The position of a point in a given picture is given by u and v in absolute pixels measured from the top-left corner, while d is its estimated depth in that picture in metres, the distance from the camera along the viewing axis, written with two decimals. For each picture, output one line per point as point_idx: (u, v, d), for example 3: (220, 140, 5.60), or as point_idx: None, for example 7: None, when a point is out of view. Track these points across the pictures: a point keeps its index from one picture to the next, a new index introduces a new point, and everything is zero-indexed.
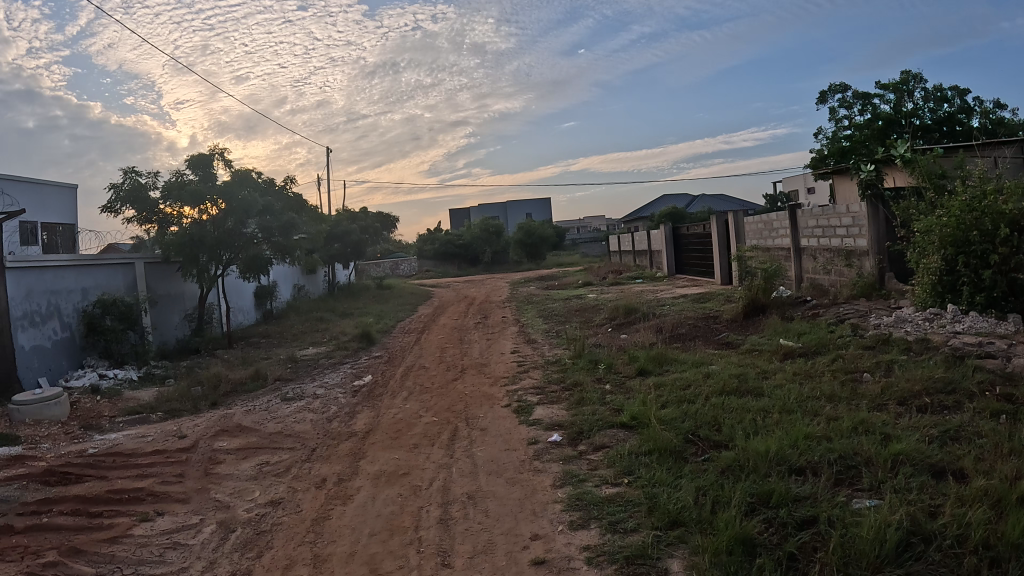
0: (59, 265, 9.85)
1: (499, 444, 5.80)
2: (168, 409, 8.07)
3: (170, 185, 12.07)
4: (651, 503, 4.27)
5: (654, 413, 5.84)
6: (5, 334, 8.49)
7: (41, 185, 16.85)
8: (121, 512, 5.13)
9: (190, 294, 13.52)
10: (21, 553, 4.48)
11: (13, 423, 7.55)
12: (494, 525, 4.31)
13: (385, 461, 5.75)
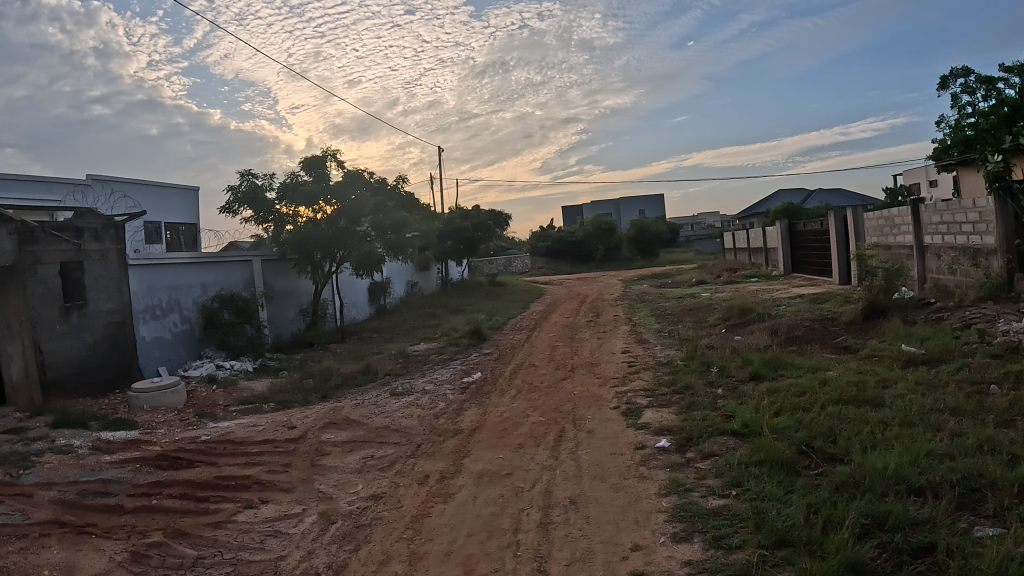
0: (180, 262, 10.44)
1: (605, 447, 5.66)
2: (279, 400, 8.40)
3: (285, 186, 12.62)
4: (757, 519, 4.02)
5: (767, 420, 5.53)
6: (128, 326, 9.09)
7: (165, 188, 18.04)
8: (227, 498, 5.33)
9: (303, 289, 14.08)
10: (129, 532, 4.70)
11: (135, 409, 8.04)
12: (593, 533, 4.17)
13: (489, 460, 5.72)
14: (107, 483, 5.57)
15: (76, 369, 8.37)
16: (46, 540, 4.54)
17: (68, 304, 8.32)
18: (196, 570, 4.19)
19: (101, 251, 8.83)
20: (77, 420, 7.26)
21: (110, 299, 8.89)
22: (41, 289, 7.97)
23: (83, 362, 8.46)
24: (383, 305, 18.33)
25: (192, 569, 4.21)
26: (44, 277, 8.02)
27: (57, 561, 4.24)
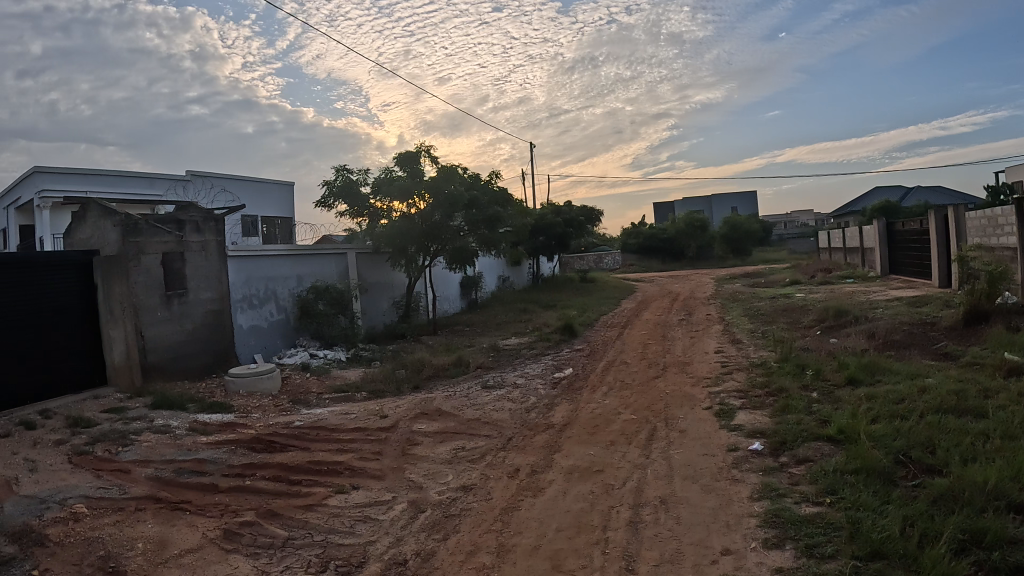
0: (276, 254, 10.97)
1: (696, 448, 5.63)
2: (372, 389, 8.69)
3: (379, 181, 13.01)
4: (852, 529, 3.92)
5: (864, 427, 5.36)
6: (225, 315, 9.59)
7: (263, 184, 18.93)
8: (319, 482, 5.57)
9: (398, 283, 14.63)
10: (222, 510, 4.95)
11: (232, 393, 8.49)
12: (684, 534, 4.16)
13: (579, 456, 5.77)
14: (204, 463, 5.89)
15: (176, 354, 8.89)
16: (146, 513, 4.82)
17: (170, 293, 8.85)
18: (287, 550, 4.36)
19: (201, 243, 9.33)
20: (176, 403, 7.70)
21: (210, 289, 9.40)
22: (144, 278, 8.49)
23: (182, 347, 8.97)
24: (476, 299, 18.85)
25: (284, 548, 4.39)
26: (147, 266, 8.54)
27: (153, 533, 4.48)
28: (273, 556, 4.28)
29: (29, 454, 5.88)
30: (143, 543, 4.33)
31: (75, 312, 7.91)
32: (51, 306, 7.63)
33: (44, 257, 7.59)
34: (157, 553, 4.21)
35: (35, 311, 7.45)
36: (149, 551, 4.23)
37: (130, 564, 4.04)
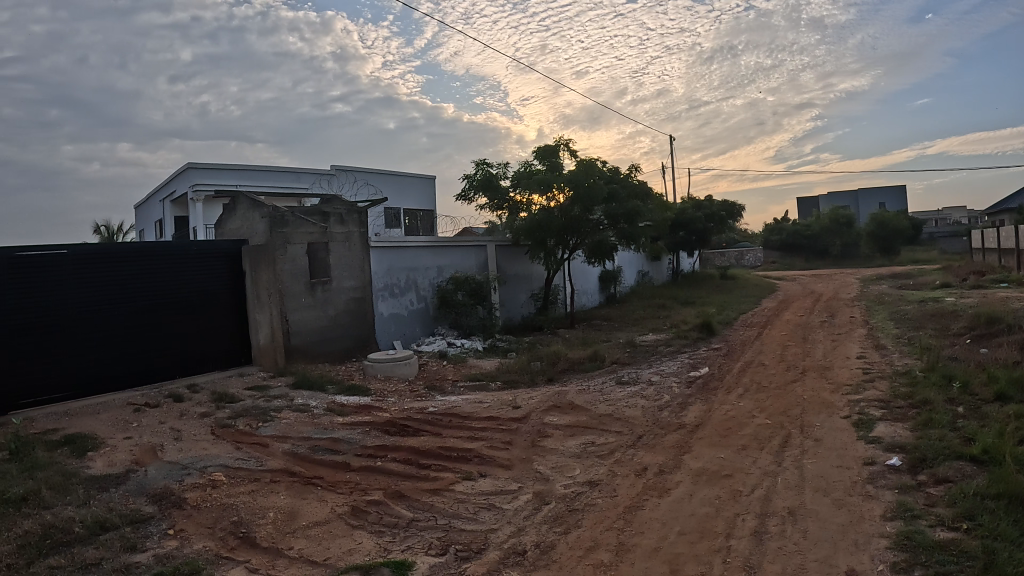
0: (418, 245, 11.38)
1: (833, 459, 5.24)
2: (506, 379, 8.81)
3: (519, 174, 13.28)
4: (987, 560, 3.55)
5: (1012, 449, 4.86)
6: (366, 302, 10.08)
7: (405, 178, 19.84)
8: (446, 467, 5.52)
9: (539, 276, 15.03)
10: (351, 488, 4.93)
11: (370, 377, 8.89)
12: (808, 549, 3.86)
13: (711, 458, 5.49)
14: (337, 442, 6.08)
15: (318, 338, 9.38)
16: (276, 486, 4.89)
17: (314, 281, 9.35)
18: (409, 531, 4.20)
19: (345, 233, 9.81)
20: (316, 383, 8.16)
21: (352, 277, 9.89)
22: (290, 267, 9.03)
23: (324, 332, 9.47)
24: (615, 294, 19.02)
25: (407, 528, 4.25)
26: (293, 255, 9.08)
27: (280, 505, 4.46)
28: (395, 535, 4.12)
29: (175, 424, 6.39)
30: (272, 512, 4.32)
31: (221, 297, 8.64)
32: (200, 289, 8.39)
33: (195, 245, 8.36)
34: (285, 523, 4.16)
35: (186, 294, 8.22)
36: (277, 520, 4.18)
37: (259, 532, 3.99)
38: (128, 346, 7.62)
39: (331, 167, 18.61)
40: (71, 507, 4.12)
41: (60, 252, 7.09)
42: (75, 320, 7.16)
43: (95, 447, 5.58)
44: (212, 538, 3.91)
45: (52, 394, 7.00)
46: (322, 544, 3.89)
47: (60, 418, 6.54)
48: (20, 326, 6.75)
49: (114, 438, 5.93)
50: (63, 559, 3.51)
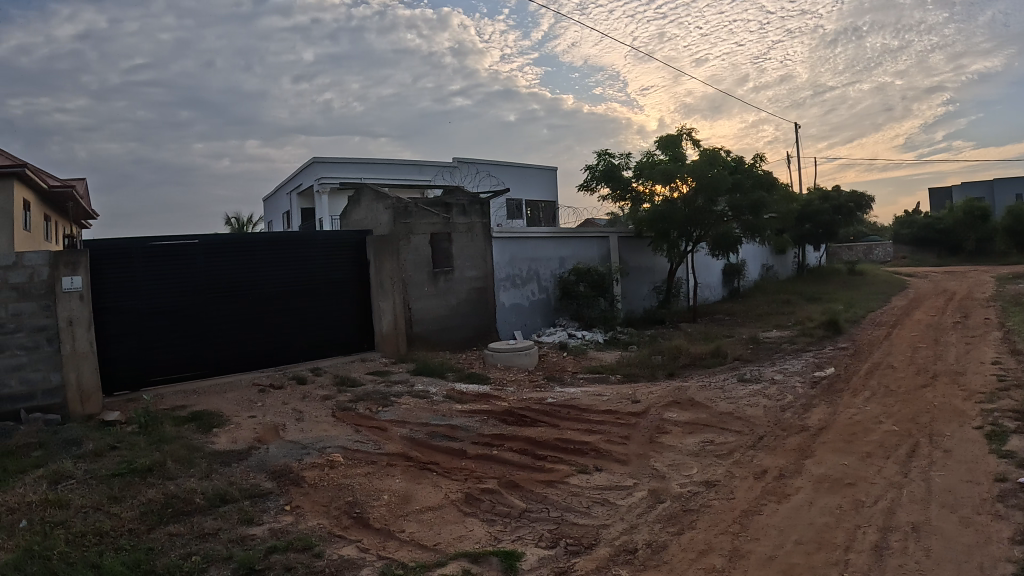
0: (540, 236, 11.44)
1: (960, 472, 4.71)
2: (626, 372, 8.40)
3: (642, 165, 13.15)
4: None
5: None
6: (488, 292, 10.30)
7: (528, 169, 20.38)
8: (563, 460, 5.04)
9: (661, 268, 14.67)
10: (466, 475, 4.64)
11: (491, 366, 8.84)
12: (933, 571, 3.32)
13: (832, 465, 4.88)
14: (455, 430, 5.73)
15: (439, 327, 9.65)
16: (393, 469, 4.73)
17: (437, 271, 9.62)
18: (521, 522, 3.86)
19: (468, 225, 10.04)
20: (436, 369, 8.20)
21: (474, 267, 10.12)
22: (413, 256, 9.33)
23: (445, 321, 9.72)
24: (738, 288, 18.33)
25: (519, 519, 3.90)
26: (416, 246, 9.37)
27: (397, 488, 4.29)
28: (506, 525, 3.80)
29: (297, 406, 6.62)
30: (386, 495, 4.15)
31: (347, 285, 8.92)
32: (326, 278, 8.72)
33: (321, 234, 8.68)
34: (399, 505, 3.98)
35: (312, 281, 8.59)
36: (390, 503, 4.01)
37: (372, 513, 3.82)
38: (254, 330, 8.10)
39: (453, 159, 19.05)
40: (194, 480, 4.32)
41: (191, 242, 7.64)
42: (204, 304, 7.72)
43: (219, 425, 5.91)
44: (327, 517, 3.81)
45: (187, 372, 7.64)
46: (434, 529, 3.66)
47: (190, 396, 7.07)
48: (153, 310, 7.39)
49: (239, 416, 6.29)
50: (183, 528, 3.57)
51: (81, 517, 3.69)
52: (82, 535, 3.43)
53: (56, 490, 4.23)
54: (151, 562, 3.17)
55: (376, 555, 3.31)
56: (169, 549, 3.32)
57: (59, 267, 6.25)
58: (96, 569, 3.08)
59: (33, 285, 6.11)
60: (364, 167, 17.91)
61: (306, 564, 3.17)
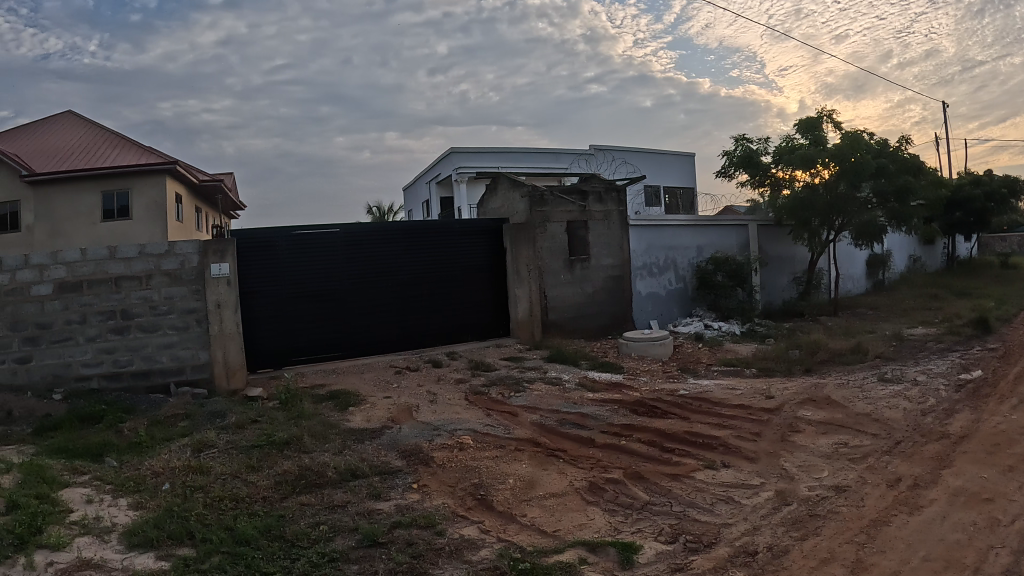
0: (677, 224, 10.95)
1: None
2: (762, 366, 7.84)
3: (780, 149, 12.51)
4: None
5: None
6: (625, 281, 9.97)
7: (664, 155, 20.04)
8: (690, 454, 4.66)
9: (803, 259, 13.77)
10: (593, 464, 4.43)
11: (624, 356, 8.56)
12: None
13: (972, 478, 4.33)
14: (585, 418, 5.60)
15: (574, 315, 9.49)
16: (520, 454, 4.66)
17: (573, 259, 9.48)
18: (642, 514, 3.60)
19: (603, 212, 9.76)
20: (569, 358, 8.08)
21: (610, 255, 9.82)
22: (548, 244, 9.24)
23: (581, 309, 9.55)
24: (882, 280, 17.26)
25: (641, 511, 3.64)
26: (552, 233, 9.27)
27: (522, 473, 4.22)
28: (626, 516, 3.56)
29: (432, 388, 6.87)
30: (511, 479, 4.10)
31: (482, 272, 9.11)
32: (462, 265, 8.97)
33: (458, 224, 8.95)
34: (523, 490, 3.91)
35: (448, 269, 8.86)
36: (516, 487, 3.96)
37: (497, 496, 3.80)
38: (391, 314, 8.47)
39: (590, 146, 19.07)
40: (328, 454, 4.61)
41: (333, 232, 8.10)
42: (345, 290, 8.16)
43: (355, 404, 6.26)
44: (452, 497, 3.84)
45: (328, 353, 8.11)
46: (554, 515, 3.55)
47: (329, 374, 7.51)
48: (298, 295, 7.90)
49: (374, 396, 6.60)
50: (314, 499, 3.78)
51: (219, 482, 4.02)
52: (220, 499, 3.72)
53: (200, 456, 4.63)
54: (281, 527, 3.35)
55: (495, 537, 3.25)
56: (298, 517, 3.51)
57: (208, 255, 6.78)
58: (231, 530, 3.31)
59: (184, 271, 6.70)
60: (499, 156, 18.26)
61: (427, 540, 3.18)
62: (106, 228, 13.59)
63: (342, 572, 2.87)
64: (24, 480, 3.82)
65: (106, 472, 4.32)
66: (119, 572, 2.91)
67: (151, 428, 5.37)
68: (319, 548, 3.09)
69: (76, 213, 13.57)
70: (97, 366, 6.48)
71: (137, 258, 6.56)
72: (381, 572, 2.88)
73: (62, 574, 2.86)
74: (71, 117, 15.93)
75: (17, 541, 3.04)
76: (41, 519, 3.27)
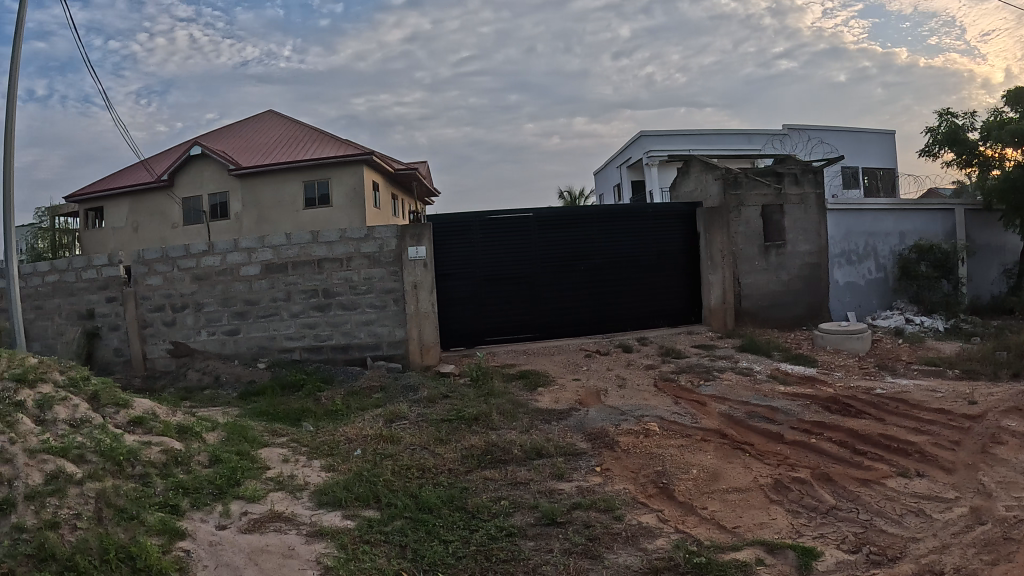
0: (879, 208, 10.10)
1: None
2: (966, 368, 7.02)
3: (990, 125, 11.19)
4: None
5: None
6: (822, 268, 9.25)
7: (862, 133, 18.67)
8: (883, 459, 4.31)
9: (1014, 247, 12.14)
10: (780, 461, 4.22)
11: (817, 348, 8.10)
12: None
13: None
14: (775, 412, 5.36)
15: (770, 303, 9.00)
16: (705, 445, 4.54)
17: (768, 244, 8.99)
18: (827, 519, 3.38)
19: (800, 195, 9.16)
20: (762, 347, 7.71)
21: (807, 241, 9.19)
22: (744, 229, 8.87)
23: (777, 297, 9.03)
24: None
25: (826, 515, 3.43)
26: (747, 218, 8.88)
27: (707, 464, 4.13)
28: (810, 519, 3.37)
29: (621, 371, 6.91)
30: (695, 469, 4.02)
31: (675, 257, 8.92)
32: (655, 250, 8.82)
33: (651, 208, 8.81)
34: (706, 482, 3.82)
35: (641, 254, 8.76)
36: (699, 478, 3.88)
37: (678, 485, 3.74)
38: (582, 298, 8.55)
39: (783, 126, 18.27)
40: (514, 432, 4.77)
41: (526, 215, 8.32)
42: (537, 273, 8.36)
43: (545, 384, 6.44)
44: (634, 483, 3.83)
45: (520, 334, 8.38)
46: (736, 511, 3.44)
47: (519, 355, 7.77)
48: (491, 276, 8.21)
49: (565, 377, 6.78)
50: (497, 474, 3.92)
51: (408, 452, 4.29)
52: (407, 468, 3.97)
53: (392, 426, 4.97)
54: (463, 499, 3.51)
55: (673, 528, 3.20)
56: (480, 490, 3.67)
57: (405, 239, 7.12)
58: (415, 497, 3.52)
59: (383, 254, 7.12)
60: (690, 139, 18.09)
61: (605, 524, 3.20)
62: (307, 215, 14.83)
63: (517, 546, 2.96)
64: (229, 438, 4.30)
65: (302, 435, 4.75)
66: (306, 526, 3.19)
67: (347, 398, 5.84)
68: (498, 522, 3.20)
69: (279, 203, 14.91)
70: (299, 339, 7.15)
71: (338, 241, 7.10)
72: (556, 550, 2.93)
73: (258, 523, 3.18)
74: (272, 116, 17.55)
75: (218, 491, 3.44)
76: (240, 473, 3.68)
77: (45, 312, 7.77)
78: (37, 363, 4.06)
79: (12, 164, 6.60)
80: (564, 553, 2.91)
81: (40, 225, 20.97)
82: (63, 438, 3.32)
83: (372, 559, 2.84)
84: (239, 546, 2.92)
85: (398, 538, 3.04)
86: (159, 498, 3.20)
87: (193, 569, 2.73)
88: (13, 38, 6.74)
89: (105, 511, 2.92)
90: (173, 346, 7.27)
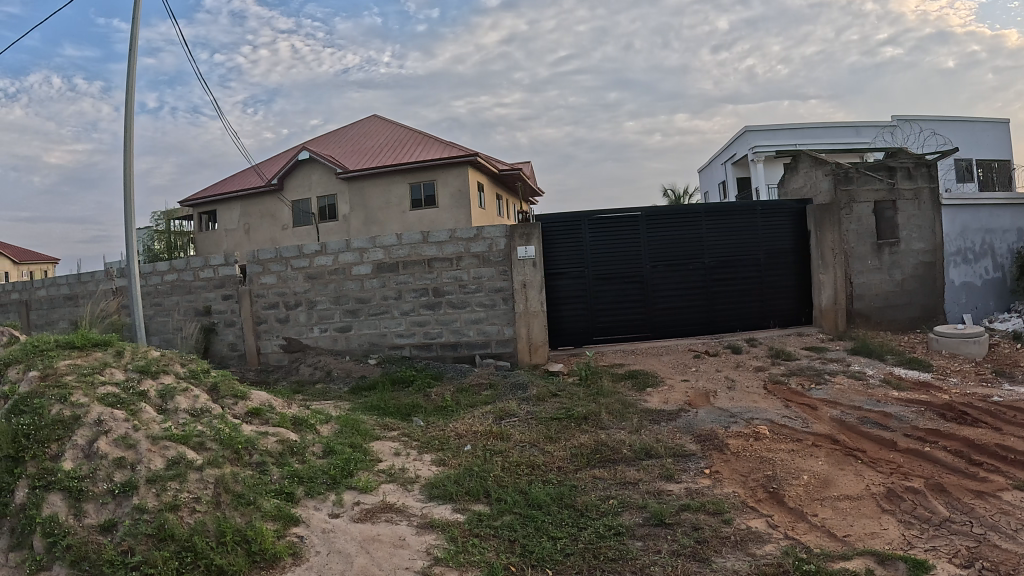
0: (995, 203, 9.52)
1: None
2: None
3: None
4: None
5: None
6: (939, 267, 8.78)
7: (976, 124, 17.63)
8: (1001, 470, 4.05)
9: None
10: (893, 469, 4.05)
11: (932, 352, 7.71)
12: None
13: None
14: (889, 418, 5.16)
15: (884, 304, 8.61)
16: (817, 450, 4.41)
17: (881, 242, 8.60)
18: (939, 531, 3.23)
19: (914, 190, 8.71)
20: (874, 351, 7.41)
21: (923, 240, 8.75)
22: (856, 226, 8.52)
23: (892, 297, 8.63)
24: None
25: (939, 527, 3.26)
26: (859, 214, 8.54)
27: (817, 470, 4.01)
28: (923, 530, 3.23)
29: (730, 373, 6.77)
30: (805, 475, 3.92)
31: (788, 255, 8.64)
32: (766, 248, 8.58)
33: (761, 206, 8.58)
34: (816, 489, 3.71)
35: (751, 253, 8.54)
36: (808, 484, 3.77)
37: (789, 491, 3.65)
38: (693, 299, 8.43)
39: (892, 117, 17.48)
40: (624, 431, 4.77)
41: (635, 214, 8.33)
42: (647, 272, 8.31)
43: (653, 384, 6.40)
44: (742, 486, 3.77)
45: (630, 334, 8.34)
46: (847, 519, 3.32)
47: (628, 355, 7.73)
48: (600, 275, 8.22)
49: (672, 378, 6.70)
50: (606, 473, 3.93)
51: (518, 449, 4.36)
52: (517, 464, 4.03)
53: (502, 423, 5.08)
54: (572, 497, 3.53)
55: (782, 534, 3.12)
56: (589, 488, 3.68)
57: (515, 238, 7.20)
58: (523, 494, 3.57)
59: (492, 253, 7.22)
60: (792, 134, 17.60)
61: (713, 527, 3.15)
62: (414, 216, 15.23)
63: (625, 545, 2.96)
64: (342, 431, 4.51)
65: (412, 429, 4.89)
66: (416, 517, 3.29)
67: (455, 395, 5.99)
68: (607, 521, 3.21)
69: (387, 203, 15.37)
70: (409, 336, 7.36)
71: (448, 241, 7.27)
72: (664, 552, 2.92)
73: (369, 512, 3.31)
74: (374, 122, 18.31)
75: (332, 481, 3.61)
76: (352, 464, 3.85)
77: (165, 308, 8.30)
78: (161, 355, 4.36)
79: (132, 169, 7.06)
80: (672, 554, 2.89)
81: (158, 227, 22.42)
82: (184, 427, 3.55)
83: (481, 552, 2.91)
84: (350, 534, 3.05)
85: (508, 533, 3.10)
86: (275, 485, 3.40)
87: (305, 554, 2.89)
88: (130, 52, 7.21)
89: (223, 495, 3.11)
90: (286, 342, 7.66)
